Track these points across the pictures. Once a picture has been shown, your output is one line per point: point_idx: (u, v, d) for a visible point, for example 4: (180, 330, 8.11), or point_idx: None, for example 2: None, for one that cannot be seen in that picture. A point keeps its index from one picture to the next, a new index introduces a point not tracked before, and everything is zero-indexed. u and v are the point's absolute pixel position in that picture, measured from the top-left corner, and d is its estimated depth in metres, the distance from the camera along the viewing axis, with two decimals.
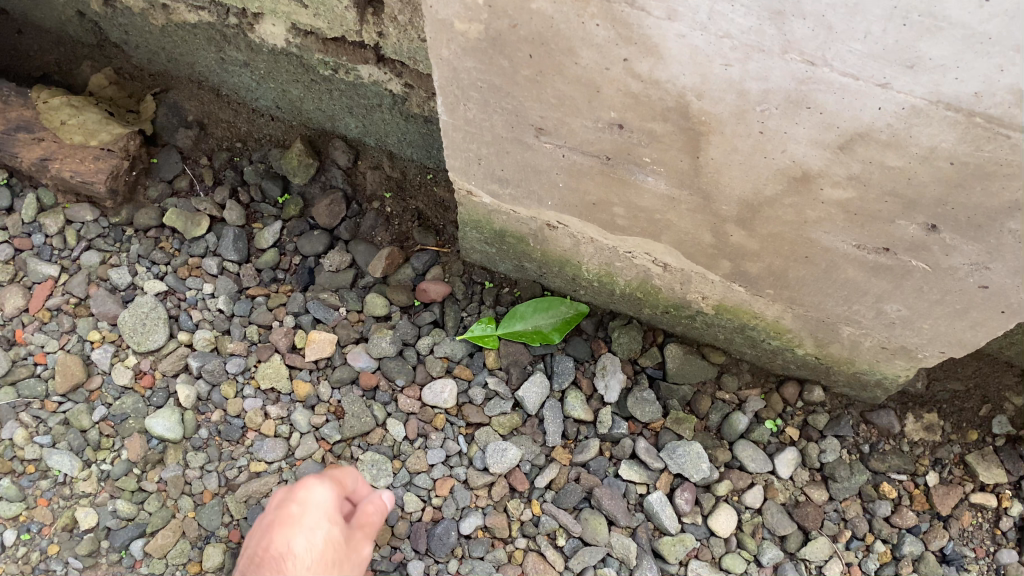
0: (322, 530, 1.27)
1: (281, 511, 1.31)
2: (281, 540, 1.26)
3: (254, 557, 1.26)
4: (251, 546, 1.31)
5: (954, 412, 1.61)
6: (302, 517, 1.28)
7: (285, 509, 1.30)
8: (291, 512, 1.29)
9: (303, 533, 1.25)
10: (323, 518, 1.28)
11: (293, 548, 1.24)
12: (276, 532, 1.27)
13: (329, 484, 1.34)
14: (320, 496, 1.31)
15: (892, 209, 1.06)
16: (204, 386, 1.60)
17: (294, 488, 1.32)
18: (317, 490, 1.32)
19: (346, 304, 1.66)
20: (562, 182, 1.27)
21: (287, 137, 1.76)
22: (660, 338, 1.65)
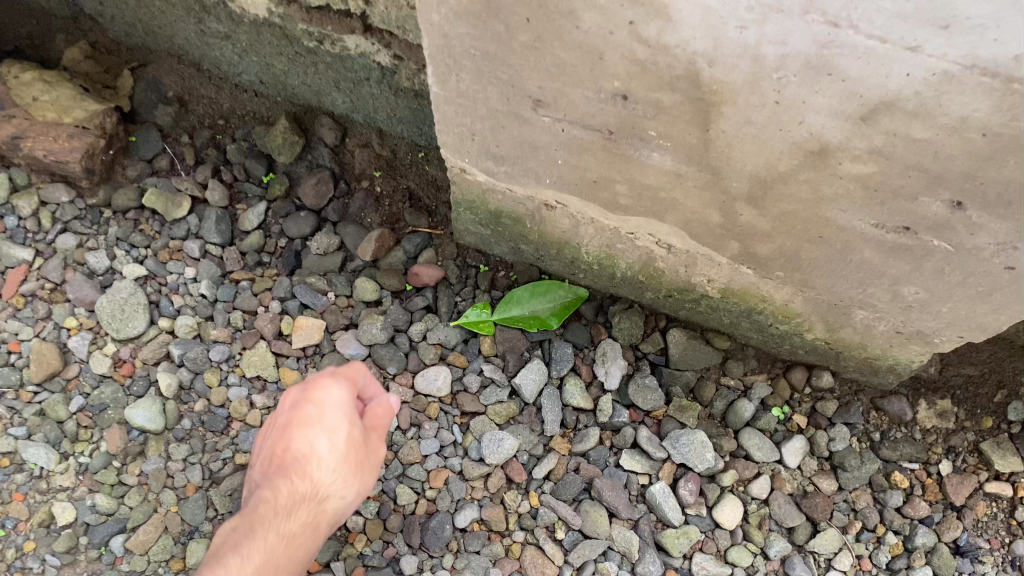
0: (342, 430, 1.24)
1: (299, 409, 1.26)
2: (301, 440, 1.23)
3: (272, 456, 1.24)
4: (266, 439, 1.29)
5: (969, 398, 1.55)
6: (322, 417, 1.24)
7: (300, 408, 1.26)
8: (309, 413, 1.24)
9: (324, 435, 1.22)
10: (343, 418, 1.25)
11: (315, 452, 1.22)
12: (294, 432, 1.24)
13: (346, 380, 1.28)
14: (339, 395, 1.25)
15: (915, 185, 0.99)
16: (187, 375, 1.53)
17: (310, 383, 1.27)
18: (335, 387, 1.27)
19: (335, 289, 1.59)
20: (562, 159, 1.20)
21: (272, 113, 1.68)
22: (661, 322, 1.58)
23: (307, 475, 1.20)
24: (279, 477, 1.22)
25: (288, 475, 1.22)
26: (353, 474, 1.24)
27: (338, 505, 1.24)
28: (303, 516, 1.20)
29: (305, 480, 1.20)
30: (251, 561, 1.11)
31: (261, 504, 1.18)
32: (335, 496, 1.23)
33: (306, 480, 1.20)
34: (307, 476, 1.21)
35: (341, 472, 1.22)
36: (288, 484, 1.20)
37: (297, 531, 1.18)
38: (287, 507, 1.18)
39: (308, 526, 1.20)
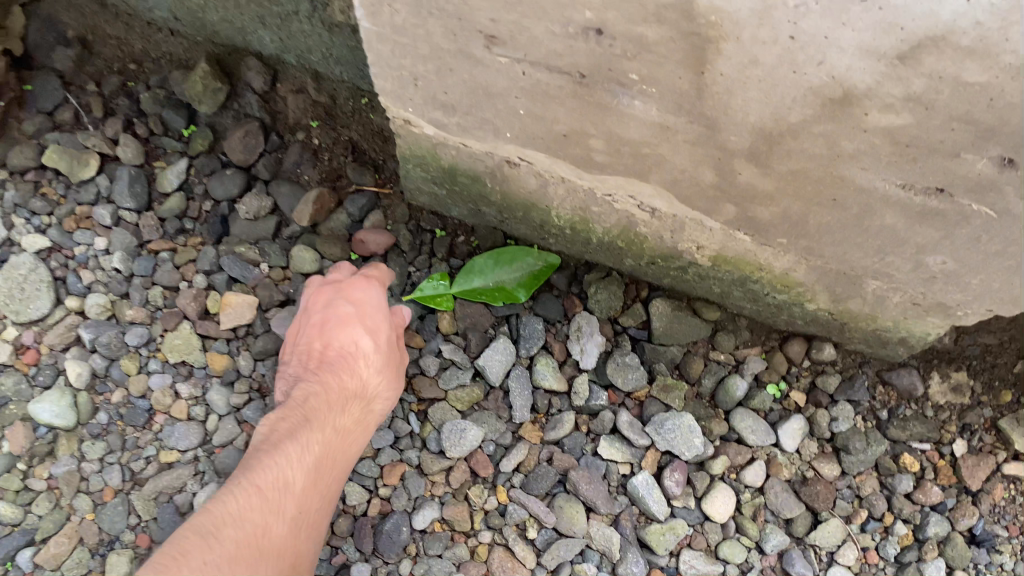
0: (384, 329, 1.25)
1: (335, 308, 1.26)
2: (343, 337, 1.24)
3: (310, 353, 1.25)
4: (295, 335, 1.29)
5: (986, 369, 1.36)
6: (364, 316, 1.25)
7: (336, 307, 1.26)
8: (348, 312, 1.25)
9: (368, 334, 1.24)
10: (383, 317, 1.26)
11: (360, 348, 1.23)
12: (334, 329, 1.25)
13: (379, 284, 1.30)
14: (377, 297, 1.27)
15: (959, 139, 0.80)
16: (100, 362, 1.33)
17: (345, 285, 1.28)
18: (371, 289, 1.28)
19: (268, 259, 1.39)
20: (523, 108, 0.99)
21: (190, 55, 1.45)
22: (643, 292, 1.39)
23: (356, 373, 1.22)
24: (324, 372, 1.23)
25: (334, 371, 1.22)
26: (395, 372, 1.25)
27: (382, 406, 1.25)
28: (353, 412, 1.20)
29: (354, 377, 1.21)
30: (312, 450, 1.13)
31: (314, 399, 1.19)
32: (381, 396, 1.24)
33: (354, 375, 1.22)
34: (354, 371, 1.22)
35: (387, 370, 1.24)
36: (337, 380, 1.21)
37: (350, 427, 1.19)
38: (338, 402, 1.19)
39: (359, 423, 1.21)
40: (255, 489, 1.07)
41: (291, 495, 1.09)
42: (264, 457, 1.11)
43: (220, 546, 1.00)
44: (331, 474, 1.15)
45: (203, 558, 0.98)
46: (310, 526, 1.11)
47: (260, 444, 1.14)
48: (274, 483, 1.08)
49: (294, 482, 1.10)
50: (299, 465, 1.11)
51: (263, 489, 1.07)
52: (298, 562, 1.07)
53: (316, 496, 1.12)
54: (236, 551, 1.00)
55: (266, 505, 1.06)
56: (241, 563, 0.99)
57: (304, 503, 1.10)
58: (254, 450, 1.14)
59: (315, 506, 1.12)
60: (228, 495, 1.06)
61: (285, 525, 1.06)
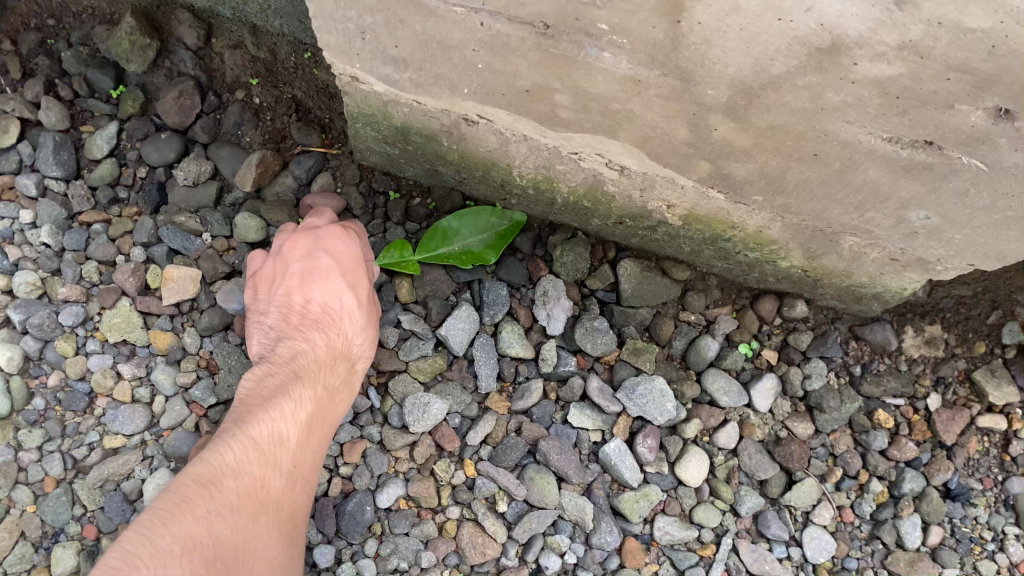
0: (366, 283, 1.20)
1: (313, 260, 1.20)
2: (326, 293, 1.18)
3: (289, 307, 1.19)
4: (271, 286, 1.22)
5: (959, 321, 1.35)
6: (345, 270, 1.20)
7: (316, 259, 1.20)
8: (327, 265, 1.19)
9: (350, 290, 1.18)
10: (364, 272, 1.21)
11: (343, 306, 1.18)
12: (314, 283, 1.19)
13: (357, 235, 1.24)
14: (356, 250, 1.22)
15: (954, 90, 0.76)
16: (33, 344, 1.24)
17: (322, 234, 1.21)
18: (350, 240, 1.22)
19: (211, 229, 1.30)
20: (483, 62, 0.91)
21: (115, 9, 1.33)
22: (611, 252, 1.33)
23: (342, 330, 1.16)
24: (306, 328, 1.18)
25: (316, 328, 1.17)
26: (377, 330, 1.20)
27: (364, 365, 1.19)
28: (343, 372, 1.15)
29: (340, 334, 1.16)
30: (306, 406, 1.09)
31: (301, 356, 1.15)
32: (365, 355, 1.18)
33: (339, 334, 1.16)
34: (340, 330, 1.16)
35: (372, 328, 1.18)
36: (323, 338, 1.16)
37: (341, 385, 1.14)
38: (326, 360, 1.14)
39: (349, 380, 1.16)
40: (249, 443, 1.04)
41: (286, 450, 1.06)
42: (257, 410, 1.07)
43: (221, 497, 0.99)
44: (324, 429, 1.11)
45: (206, 508, 0.98)
46: (308, 478, 1.09)
47: (251, 397, 1.10)
48: (269, 438, 1.05)
49: (289, 438, 1.06)
50: (294, 420, 1.07)
51: (258, 443, 1.04)
52: (294, 516, 1.05)
53: (310, 452, 1.09)
54: (236, 502, 1.00)
55: (262, 459, 1.04)
56: (240, 517, 0.99)
57: (300, 458, 1.07)
58: (242, 404, 1.10)
59: (311, 460, 1.09)
60: (223, 447, 1.03)
61: (282, 479, 1.05)
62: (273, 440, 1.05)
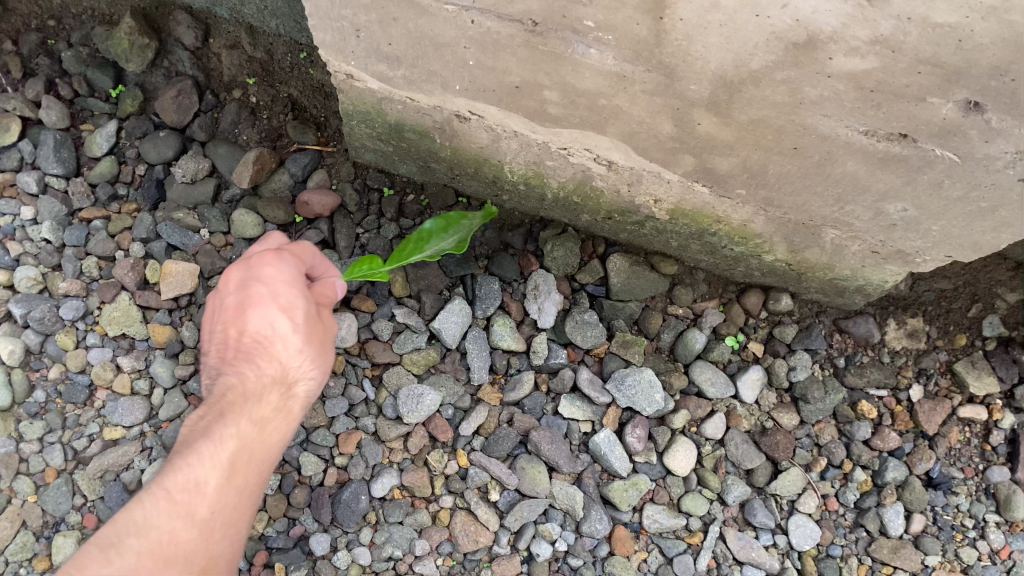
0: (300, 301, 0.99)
1: (241, 290, 1.00)
2: (257, 319, 0.98)
3: (222, 346, 1.02)
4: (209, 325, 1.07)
5: (940, 315, 1.39)
6: (278, 290, 0.99)
7: (246, 286, 1.00)
8: (256, 291, 0.99)
9: (285, 311, 0.98)
10: (298, 290, 0.99)
11: (278, 330, 0.97)
12: (245, 311, 0.99)
13: (293, 255, 1.03)
14: (287, 269, 1.00)
15: (925, 83, 0.77)
16: (33, 338, 1.27)
17: (254, 259, 1.01)
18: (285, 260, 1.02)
19: (209, 225, 1.32)
20: (473, 59, 0.95)
21: (114, 10, 1.36)
22: (601, 247, 1.37)
23: (275, 357, 0.98)
24: (233, 365, 0.99)
25: (245, 364, 0.98)
26: (322, 351, 1.01)
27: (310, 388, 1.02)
28: (272, 400, 0.98)
29: (271, 363, 0.97)
30: (227, 445, 0.94)
31: (225, 395, 0.97)
32: (307, 379, 1.01)
33: (274, 360, 0.98)
34: (273, 357, 0.98)
35: (308, 348, 0.99)
36: (252, 372, 0.97)
37: (274, 420, 0.99)
38: (252, 394, 0.97)
39: (281, 414, 0.99)
40: (162, 494, 0.91)
41: (202, 500, 0.92)
42: (173, 458, 0.94)
43: (127, 553, 0.87)
44: (251, 469, 0.97)
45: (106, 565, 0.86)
46: (230, 526, 0.96)
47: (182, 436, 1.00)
48: (184, 488, 0.91)
49: (207, 485, 0.92)
50: (212, 463, 0.93)
51: (172, 494, 0.91)
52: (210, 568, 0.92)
53: (233, 495, 0.95)
54: (146, 556, 0.88)
55: (174, 510, 0.90)
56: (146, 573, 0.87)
57: (222, 503, 0.94)
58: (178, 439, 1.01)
59: (235, 505, 0.96)
60: (136, 502, 0.91)
61: (195, 530, 0.91)
62: (189, 486, 0.92)
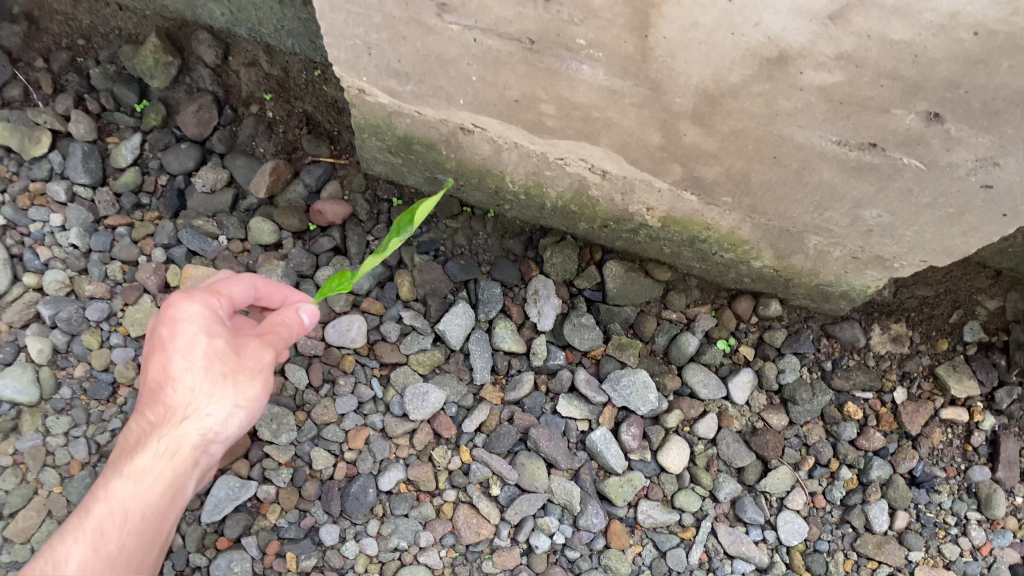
0: (190, 337, 0.96)
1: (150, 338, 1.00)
2: (155, 365, 0.97)
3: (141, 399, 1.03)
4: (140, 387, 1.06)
5: (923, 321, 1.45)
6: (174, 330, 0.97)
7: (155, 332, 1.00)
8: (159, 333, 0.97)
9: (178, 351, 0.96)
10: (190, 328, 0.96)
11: (170, 374, 0.96)
12: (149, 360, 0.99)
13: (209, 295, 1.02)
14: (194, 305, 0.98)
15: (888, 96, 0.84)
16: (61, 337, 1.34)
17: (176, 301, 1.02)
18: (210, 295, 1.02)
19: (227, 232, 1.40)
20: (476, 75, 1.02)
21: (140, 30, 1.45)
22: (597, 255, 1.44)
23: (159, 407, 0.97)
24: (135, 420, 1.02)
25: (137, 416, 1.00)
26: (220, 385, 0.96)
27: (210, 428, 0.98)
28: (152, 444, 0.97)
29: (159, 408, 0.97)
30: (98, 510, 0.96)
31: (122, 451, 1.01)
32: (203, 416, 0.97)
33: (160, 410, 0.97)
34: (160, 406, 0.97)
35: (188, 390, 0.96)
36: (141, 428, 0.99)
37: (156, 472, 0.97)
38: (133, 451, 0.98)
39: (162, 468, 0.97)
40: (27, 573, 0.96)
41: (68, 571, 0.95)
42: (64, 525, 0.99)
43: None
44: (124, 536, 0.97)
45: None
46: None
47: None
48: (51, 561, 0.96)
49: (69, 559, 0.96)
50: (77, 537, 0.96)
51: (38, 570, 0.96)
52: None
53: (103, 564, 0.96)
54: None
55: None
56: None
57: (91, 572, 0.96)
58: None
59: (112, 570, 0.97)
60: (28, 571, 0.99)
61: None
62: (52, 564, 0.96)
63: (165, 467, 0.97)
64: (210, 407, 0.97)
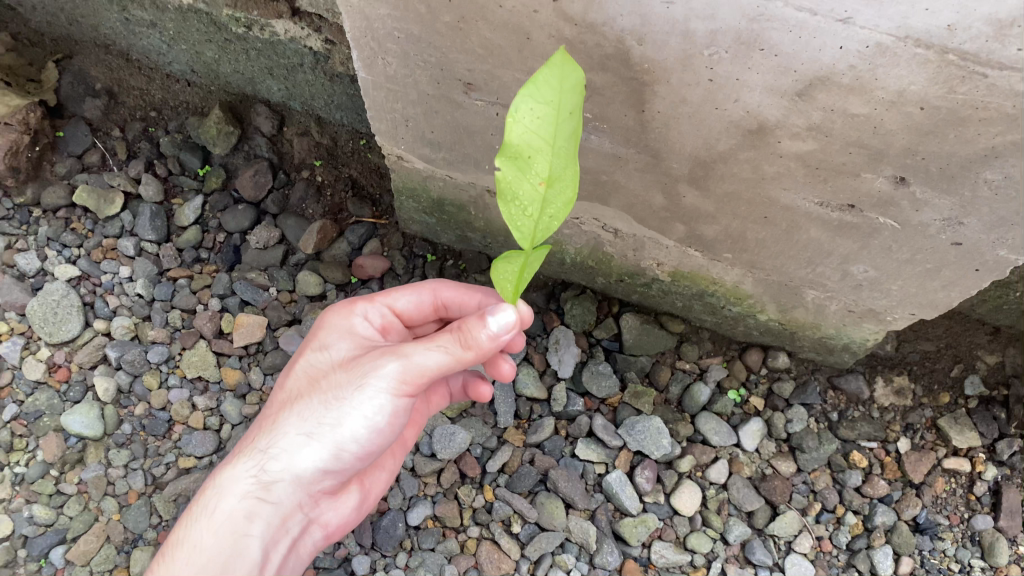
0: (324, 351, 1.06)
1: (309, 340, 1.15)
2: (293, 372, 1.08)
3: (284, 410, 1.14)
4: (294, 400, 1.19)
5: (925, 373, 1.53)
6: (319, 334, 1.10)
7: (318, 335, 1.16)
8: (309, 337, 1.12)
9: (311, 356, 1.08)
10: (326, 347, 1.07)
11: (297, 375, 1.07)
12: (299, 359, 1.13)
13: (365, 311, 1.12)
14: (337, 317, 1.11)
15: (856, 162, 0.96)
16: (124, 378, 1.47)
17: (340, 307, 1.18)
18: (366, 307, 1.13)
19: (277, 284, 1.54)
20: (499, 144, 1.16)
21: (206, 103, 1.64)
22: (615, 307, 1.58)
23: (276, 409, 1.05)
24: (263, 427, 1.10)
25: (261, 420, 1.08)
26: (324, 389, 1.00)
27: (301, 436, 0.99)
28: (250, 452, 1.03)
29: (274, 409, 1.05)
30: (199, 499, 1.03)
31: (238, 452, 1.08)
32: (293, 421, 1.00)
33: (275, 411, 1.05)
34: (276, 408, 1.05)
35: (290, 402, 1.03)
36: (256, 430, 1.07)
37: (246, 477, 1.01)
38: (242, 451, 1.05)
39: (250, 473, 1.01)
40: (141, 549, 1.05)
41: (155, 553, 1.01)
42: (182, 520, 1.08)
43: None
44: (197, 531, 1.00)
45: None
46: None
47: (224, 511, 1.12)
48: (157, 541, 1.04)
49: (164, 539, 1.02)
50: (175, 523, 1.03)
51: None
52: None
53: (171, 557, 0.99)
54: None
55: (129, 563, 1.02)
56: None
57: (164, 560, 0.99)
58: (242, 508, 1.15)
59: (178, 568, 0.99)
60: None
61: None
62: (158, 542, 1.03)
63: (232, 498, 1.00)
64: (301, 418, 0.99)
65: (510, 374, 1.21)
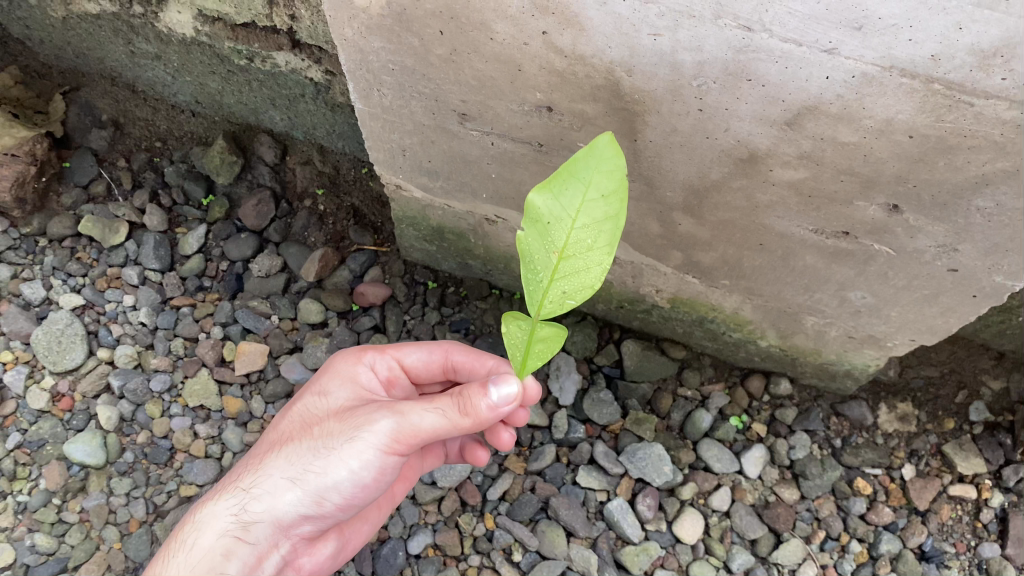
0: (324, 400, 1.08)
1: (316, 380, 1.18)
2: (289, 414, 1.10)
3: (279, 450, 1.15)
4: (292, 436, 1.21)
5: (929, 400, 1.52)
6: (324, 377, 1.13)
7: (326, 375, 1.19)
8: (314, 380, 1.15)
9: (312, 401, 1.10)
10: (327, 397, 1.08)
11: (293, 418, 1.09)
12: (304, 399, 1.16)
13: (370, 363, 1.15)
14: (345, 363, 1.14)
15: (849, 189, 0.96)
16: (127, 406, 1.48)
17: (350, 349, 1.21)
18: (372, 356, 1.16)
19: (279, 311, 1.55)
20: (495, 173, 1.17)
21: (210, 134, 1.67)
22: (616, 334, 1.58)
23: (267, 449, 1.07)
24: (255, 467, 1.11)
25: (251, 458, 1.09)
26: (316, 436, 1.01)
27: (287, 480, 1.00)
28: (236, 491, 1.04)
29: (265, 450, 1.07)
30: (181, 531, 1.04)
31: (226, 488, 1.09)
32: (281, 464, 1.01)
33: (265, 452, 1.06)
34: (267, 449, 1.07)
35: (282, 444, 1.04)
36: (245, 467, 1.08)
37: (229, 516, 1.02)
38: (229, 487, 1.06)
39: (233, 511, 1.02)
40: None
41: None
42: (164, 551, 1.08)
43: None
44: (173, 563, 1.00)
45: None
46: None
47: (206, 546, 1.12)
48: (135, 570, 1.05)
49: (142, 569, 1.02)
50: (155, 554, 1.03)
51: None
52: None
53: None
54: None
55: None
56: None
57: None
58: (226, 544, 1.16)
59: None
60: None
61: None
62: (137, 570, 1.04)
63: (212, 535, 1.01)
64: (289, 462, 1.00)
65: (509, 443, 1.24)
